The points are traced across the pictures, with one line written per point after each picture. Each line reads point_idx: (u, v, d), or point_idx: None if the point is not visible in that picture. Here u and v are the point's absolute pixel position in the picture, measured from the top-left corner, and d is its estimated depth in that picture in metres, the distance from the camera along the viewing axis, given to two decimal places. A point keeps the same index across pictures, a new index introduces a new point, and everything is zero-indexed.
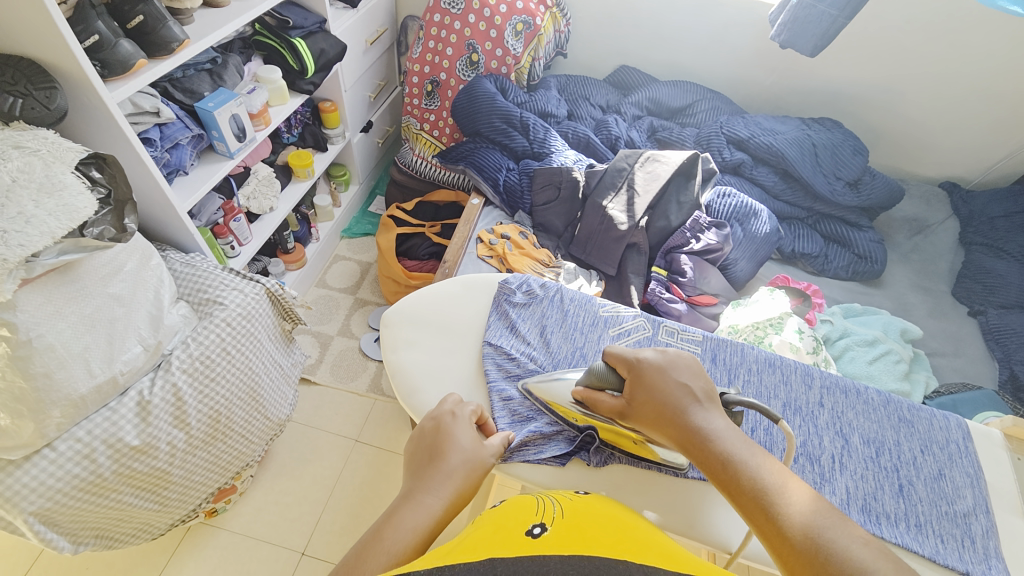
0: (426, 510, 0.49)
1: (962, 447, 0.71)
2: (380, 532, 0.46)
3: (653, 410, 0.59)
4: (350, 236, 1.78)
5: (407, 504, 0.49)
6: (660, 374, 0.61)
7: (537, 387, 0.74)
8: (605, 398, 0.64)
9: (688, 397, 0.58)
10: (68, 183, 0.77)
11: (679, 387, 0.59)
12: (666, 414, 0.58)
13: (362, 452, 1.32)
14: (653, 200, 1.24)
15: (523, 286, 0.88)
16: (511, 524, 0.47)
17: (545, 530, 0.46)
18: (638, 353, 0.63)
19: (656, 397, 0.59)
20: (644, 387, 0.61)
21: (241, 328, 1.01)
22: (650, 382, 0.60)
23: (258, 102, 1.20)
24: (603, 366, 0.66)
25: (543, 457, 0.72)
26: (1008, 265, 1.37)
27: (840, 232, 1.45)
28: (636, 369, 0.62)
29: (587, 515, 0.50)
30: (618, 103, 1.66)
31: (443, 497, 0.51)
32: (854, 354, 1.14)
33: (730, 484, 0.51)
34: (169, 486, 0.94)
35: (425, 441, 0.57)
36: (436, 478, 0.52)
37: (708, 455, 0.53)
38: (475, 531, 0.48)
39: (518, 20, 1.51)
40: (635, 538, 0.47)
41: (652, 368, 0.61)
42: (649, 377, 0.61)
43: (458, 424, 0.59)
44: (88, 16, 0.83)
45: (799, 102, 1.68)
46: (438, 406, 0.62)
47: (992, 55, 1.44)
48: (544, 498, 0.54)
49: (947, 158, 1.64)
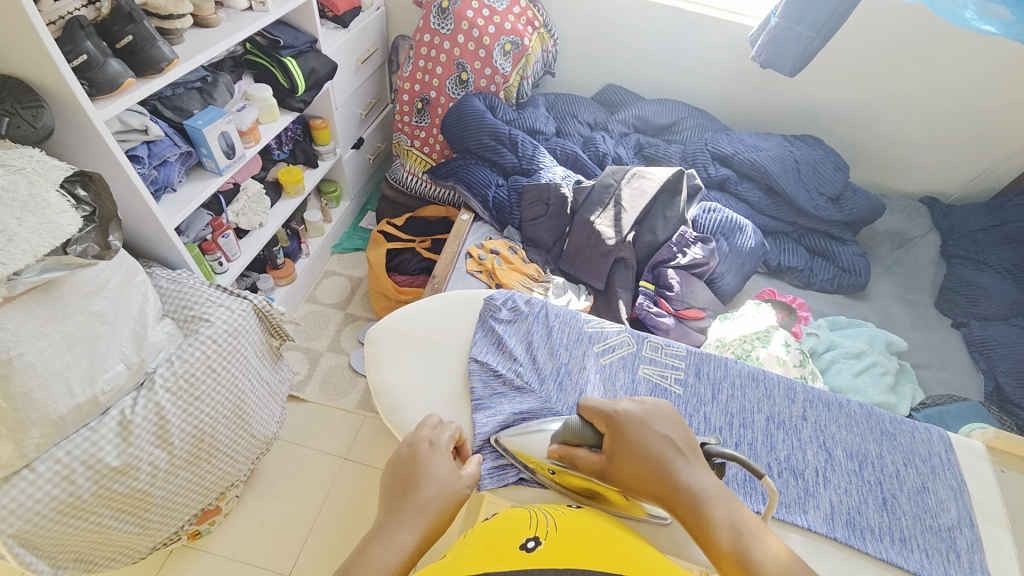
0: (396, 547, 0.48)
1: (945, 460, 0.71)
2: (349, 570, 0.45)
3: (636, 467, 0.57)
4: (340, 251, 1.78)
5: (377, 541, 0.48)
6: (639, 427, 0.60)
7: (513, 443, 0.70)
8: (585, 454, 0.62)
9: (673, 451, 0.57)
10: (51, 202, 0.77)
11: (662, 440, 0.58)
12: (650, 470, 0.56)
13: (351, 470, 1.30)
14: (640, 215, 1.26)
15: (508, 302, 0.88)
16: (504, 539, 0.47)
17: (540, 544, 0.46)
18: (616, 406, 0.63)
19: (639, 454, 0.58)
20: (625, 441, 0.59)
21: (227, 344, 1.00)
22: (630, 435, 0.59)
23: (248, 120, 1.21)
24: (579, 421, 0.65)
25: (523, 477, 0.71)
26: (988, 277, 1.40)
27: (824, 246, 1.48)
28: (615, 422, 0.61)
29: (580, 529, 0.50)
30: (605, 120, 1.69)
31: (415, 533, 0.50)
32: (840, 367, 1.16)
33: (716, 548, 0.50)
34: (151, 507, 0.92)
35: (400, 471, 0.56)
36: (408, 513, 0.51)
37: (694, 517, 0.52)
38: (467, 546, 0.47)
39: (506, 41, 1.55)
40: (626, 553, 0.46)
41: (631, 421, 0.61)
42: (629, 432, 0.60)
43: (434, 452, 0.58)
44: (76, 36, 0.83)
45: (781, 120, 1.73)
46: (417, 432, 0.61)
47: (964, 75, 1.49)
48: (537, 511, 0.54)
49: (926, 173, 1.69)
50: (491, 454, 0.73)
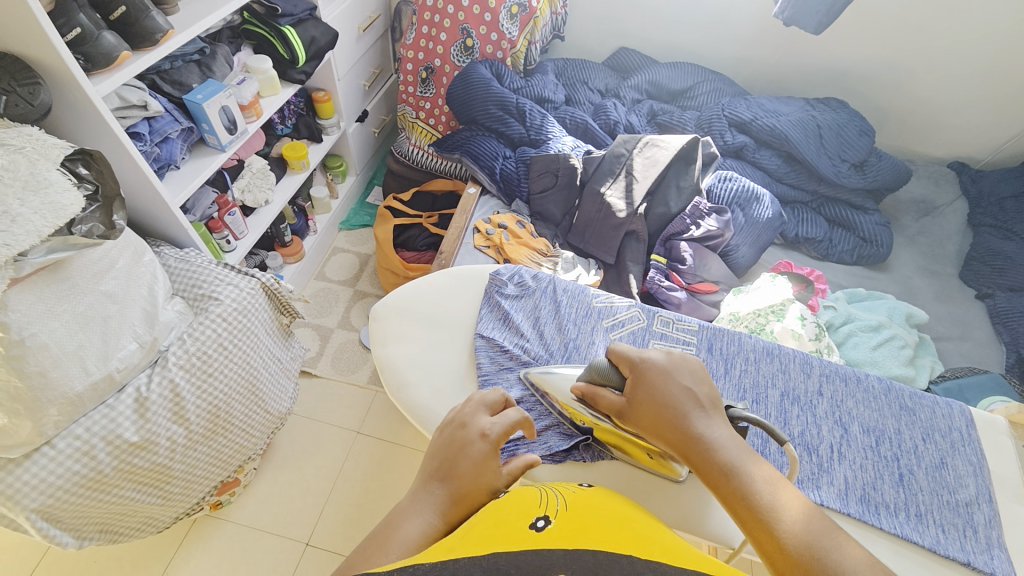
0: (423, 526, 0.49)
1: (966, 435, 0.69)
2: (379, 540, 0.47)
3: (653, 415, 0.58)
4: (348, 227, 1.77)
5: (405, 517, 0.50)
6: (663, 377, 0.60)
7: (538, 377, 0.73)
8: (607, 394, 0.63)
9: (692, 402, 0.57)
10: (53, 181, 0.76)
11: (682, 390, 0.58)
12: (667, 416, 0.56)
13: (364, 443, 1.32)
14: (652, 186, 1.21)
15: (515, 277, 0.87)
16: (513, 518, 0.47)
17: (549, 523, 0.45)
18: (643, 353, 0.62)
19: (656, 400, 0.58)
20: (646, 388, 0.60)
21: (237, 323, 1.00)
22: (652, 383, 0.60)
23: (249, 93, 1.18)
24: (607, 363, 0.65)
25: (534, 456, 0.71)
26: (1018, 246, 1.34)
27: (844, 216, 1.42)
28: (637, 370, 0.61)
29: (589, 508, 0.50)
30: (616, 86, 1.63)
31: (442, 515, 0.51)
32: (858, 340, 1.13)
33: (726, 492, 0.50)
34: (171, 480, 0.95)
35: (443, 452, 0.57)
36: (436, 495, 0.53)
37: (705, 466, 0.52)
38: (476, 524, 0.47)
39: (513, 3, 1.47)
40: (638, 532, 0.46)
41: (656, 370, 0.60)
42: (650, 380, 0.60)
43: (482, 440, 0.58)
44: (70, 9, 0.80)
45: (803, 82, 1.64)
46: (471, 413, 0.61)
47: (1007, 28, 1.38)
48: (546, 490, 0.54)
49: (957, 137, 1.60)
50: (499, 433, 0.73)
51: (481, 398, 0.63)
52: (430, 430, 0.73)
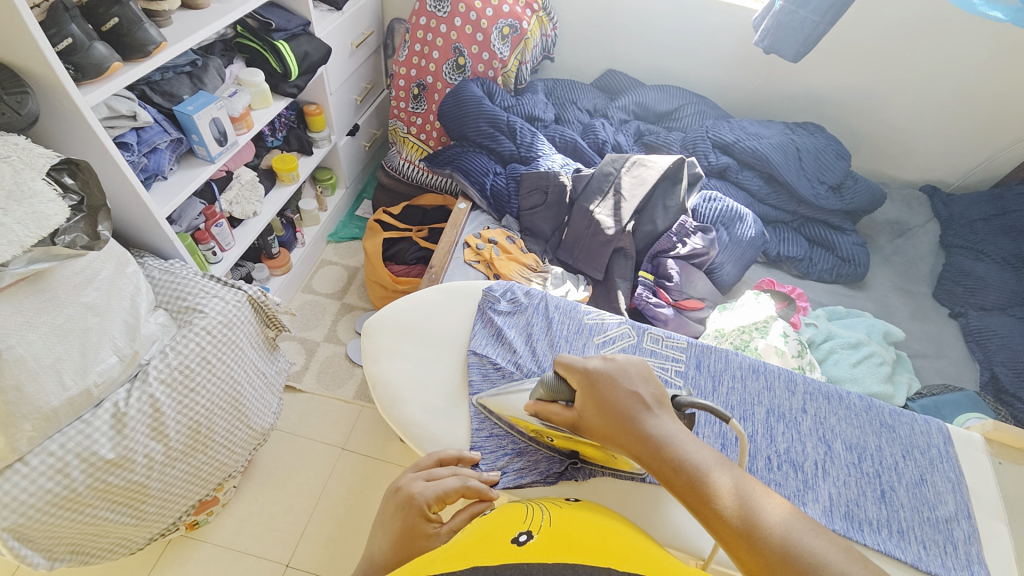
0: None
1: (943, 452, 0.71)
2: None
3: (605, 421, 0.58)
4: (337, 240, 1.76)
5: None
6: (611, 384, 0.60)
7: (492, 401, 0.73)
8: (557, 408, 0.64)
9: (641, 404, 0.57)
10: (37, 191, 0.75)
11: (629, 394, 0.58)
12: (619, 422, 0.57)
13: (349, 460, 1.30)
14: (640, 205, 1.24)
15: (508, 293, 0.87)
16: (498, 534, 0.47)
17: (531, 537, 0.46)
18: (587, 361, 0.63)
19: (608, 405, 0.59)
20: (596, 397, 0.60)
21: (221, 336, 0.98)
22: (600, 392, 0.60)
23: (240, 105, 1.18)
24: (555, 376, 0.66)
25: (525, 481, 0.70)
26: (987, 267, 1.40)
27: (823, 236, 1.47)
28: (585, 378, 0.62)
29: (575, 523, 0.50)
30: (605, 106, 1.67)
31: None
32: (838, 357, 1.16)
33: (678, 486, 0.50)
34: (147, 499, 0.91)
35: (384, 530, 0.58)
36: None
37: (660, 465, 0.52)
38: (462, 539, 0.48)
39: (505, 24, 1.51)
40: (619, 546, 0.46)
41: (602, 377, 0.61)
42: (599, 388, 0.60)
43: (415, 509, 0.58)
44: (62, 19, 0.81)
45: (782, 107, 1.70)
46: (408, 481, 0.62)
47: (972, 60, 1.46)
48: (533, 506, 0.54)
49: (928, 162, 1.67)
50: (490, 452, 0.73)
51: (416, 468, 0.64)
52: (423, 447, 0.73)
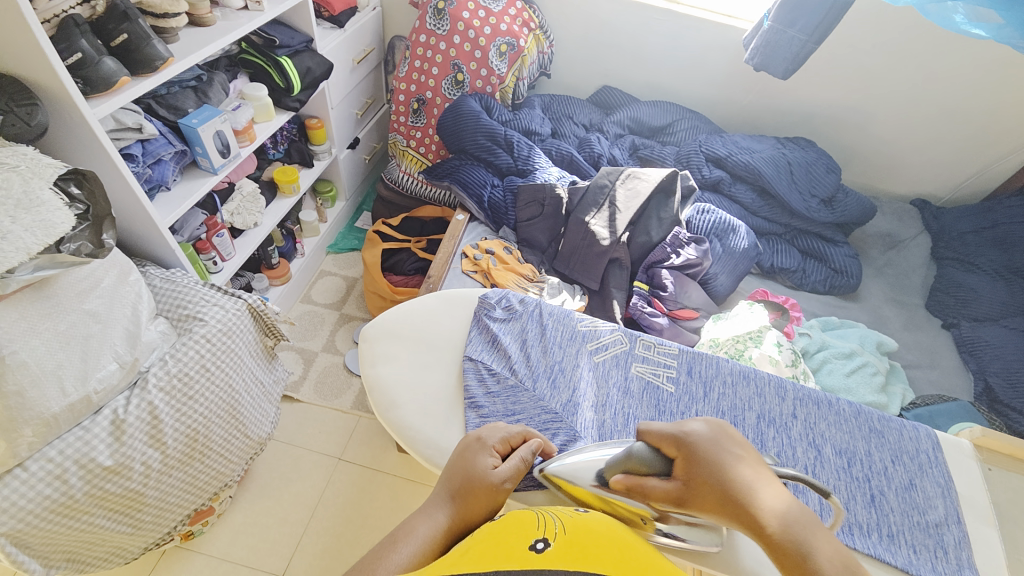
0: (431, 525, 0.56)
1: (932, 457, 0.72)
2: (394, 536, 0.55)
3: (709, 490, 0.54)
4: (337, 251, 1.78)
5: (414, 522, 0.57)
6: (710, 448, 0.56)
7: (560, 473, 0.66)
8: (655, 484, 0.57)
9: (752, 471, 0.54)
10: (45, 200, 0.77)
11: (733, 459, 0.55)
12: (722, 492, 0.53)
13: (345, 470, 1.30)
14: (634, 217, 1.26)
15: (503, 301, 0.89)
16: (513, 539, 0.48)
17: (548, 545, 0.47)
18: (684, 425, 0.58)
19: (710, 473, 0.54)
20: (695, 462, 0.56)
21: (221, 344, 0.99)
22: (700, 458, 0.56)
23: (243, 119, 1.21)
24: (648, 447, 0.60)
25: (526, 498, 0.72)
26: (979, 278, 1.42)
27: (816, 248, 1.49)
28: (681, 441, 0.58)
29: (589, 533, 0.51)
30: (600, 121, 1.70)
31: (447, 510, 0.58)
32: (832, 366, 1.17)
33: (801, 565, 0.47)
34: (143, 507, 0.91)
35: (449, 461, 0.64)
36: (441, 496, 0.60)
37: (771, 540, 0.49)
38: (475, 544, 0.49)
39: (502, 42, 1.55)
40: (634, 561, 0.47)
41: (705, 443, 0.56)
42: (701, 454, 0.56)
43: (478, 444, 0.64)
44: (71, 34, 0.84)
45: (774, 122, 1.74)
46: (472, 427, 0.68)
47: (958, 78, 1.50)
48: (543, 513, 0.54)
49: (917, 177, 1.71)
50: None
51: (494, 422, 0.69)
52: (416, 451, 0.73)
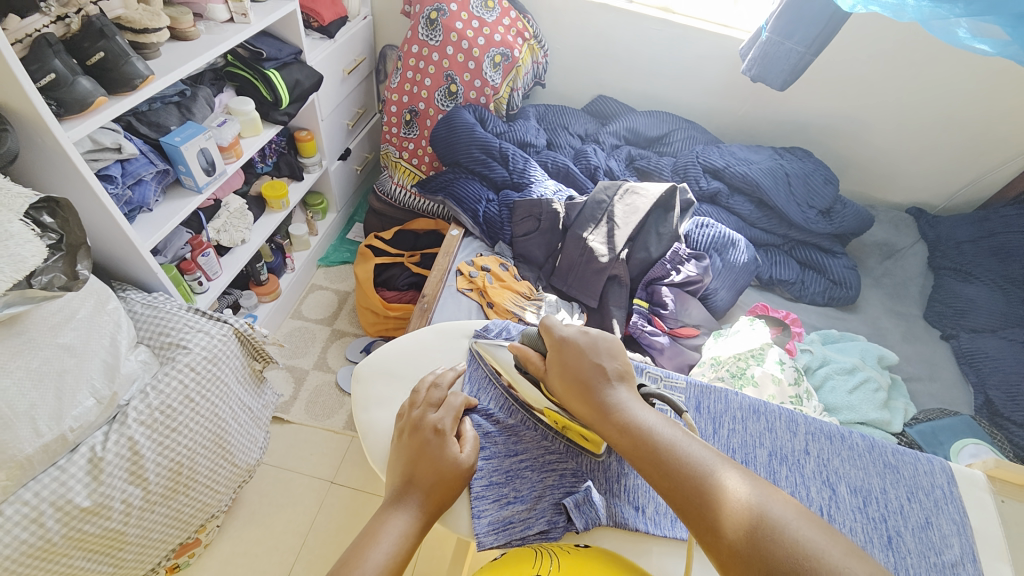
0: (407, 523, 0.56)
1: (948, 493, 0.69)
2: (364, 542, 0.54)
3: (570, 390, 0.63)
4: (327, 264, 1.74)
5: (385, 524, 0.56)
6: (577, 354, 0.65)
7: (484, 346, 0.75)
8: (538, 360, 0.68)
9: (597, 373, 0.63)
10: (14, 232, 0.72)
11: (593, 366, 0.63)
12: (579, 390, 0.62)
13: (337, 495, 1.25)
14: (633, 232, 1.24)
15: (502, 333, 0.82)
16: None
17: None
18: (562, 332, 0.67)
19: (573, 373, 0.63)
20: (561, 361, 0.65)
21: (205, 372, 0.95)
22: (566, 360, 0.65)
23: (229, 134, 1.16)
24: (536, 334, 0.71)
25: (531, 534, 0.62)
26: (977, 288, 1.41)
27: (815, 259, 1.48)
28: (558, 341, 0.67)
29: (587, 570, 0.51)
30: (596, 132, 1.68)
31: (417, 508, 0.58)
32: (835, 383, 1.15)
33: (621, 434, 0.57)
34: (125, 546, 0.87)
35: (404, 460, 0.61)
36: (412, 494, 0.58)
37: (619, 426, 0.58)
38: None
39: (496, 52, 1.52)
40: None
41: (571, 348, 0.65)
42: (567, 355, 0.65)
43: (440, 438, 0.62)
44: (44, 55, 0.79)
45: (770, 131, 1.74)
46: (423, 414, 0.65)
47: (956, 87, 1.49)
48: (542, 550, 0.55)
49: (912, 185, 1.72)
50: (487, 500, 0.64)
51: (429, 398, 0.67)
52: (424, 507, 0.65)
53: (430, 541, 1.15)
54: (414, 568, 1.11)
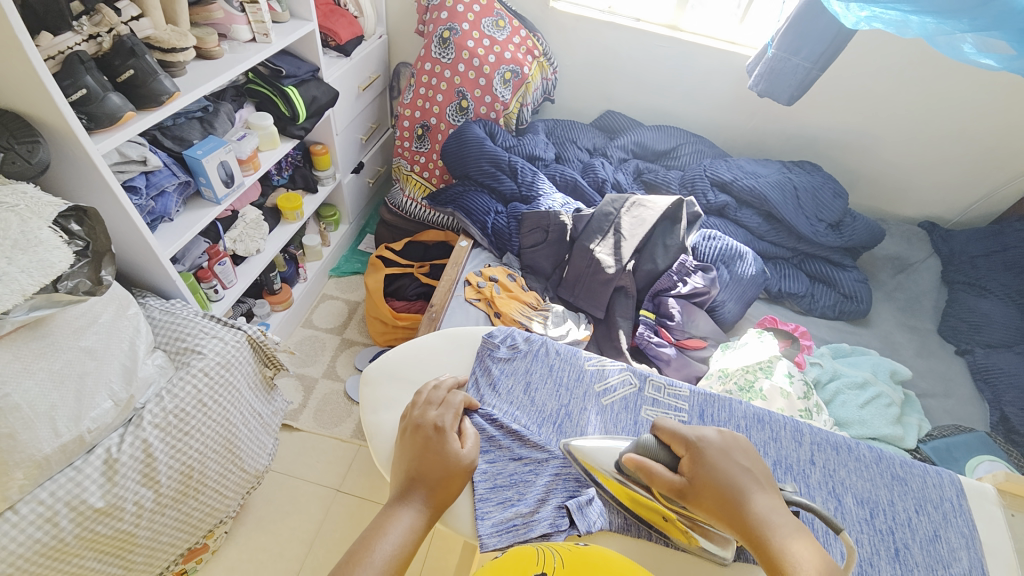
0: (413, 518, 0.57)
1: (957, 506, 0.68)
2: (371, 537, 0.55)
3: (723, 507, 0.55)
4: (339, 274, 1.77)
5: (390, 519, 0.56)
6: (722, 457, 0.58)
7: (584, 450, 0.66)
8: (671, 475, 0.57)
9: (752, 485, 0.56)
10: (43, 239, 0.76)
11: (743, 475, 0.57)
12: (728, 502, 0.55)
13: (343, 503, 1.26)
14: (640, 244, 1.24)
15: (507, 339, 0.83)
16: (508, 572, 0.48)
17: None
18: (698, 431, 0.60)
19: (724, 486, 0.56)
20: (710, 472, 0.57)
21: (219, 377, 0.98)
22: (713, 465, 0.57)
23: (248, 148, 1.21)
24: (653, 440, 0.61)
25: (533, 536, 0.62)
26: (992, 303, 1.39)
27: (825, 273, 1.47)
28: (695, 447, 0.59)
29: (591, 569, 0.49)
30: (604, 146, 1.70)
31: (423, 502, 0.58)
32: (846, 398, 1.14)
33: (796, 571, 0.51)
34: (135, 548, 0.88)
35: (406, 457, 0.62)
36: (416, 490, 0.59)
37: (769, 550, 0.52)
38: None
39: (506, 69, 1.56)
40: None
41: (714, 450, 0.59)
42: (711, 460, 0.58)
43: (441, 435, 0.63)
44: (76, 71, 0.83)
45: (777, 145, 1.74)
46: (423, 413, 0.66)
47: (966, 101, 1.49)
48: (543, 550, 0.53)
49: (924, 198, 1.70)
50: (491, 502, 0.65)
51: (429, 397, 0.68)
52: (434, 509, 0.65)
53: (437, 541, 1.15)
54: (419, 573, 1.11)
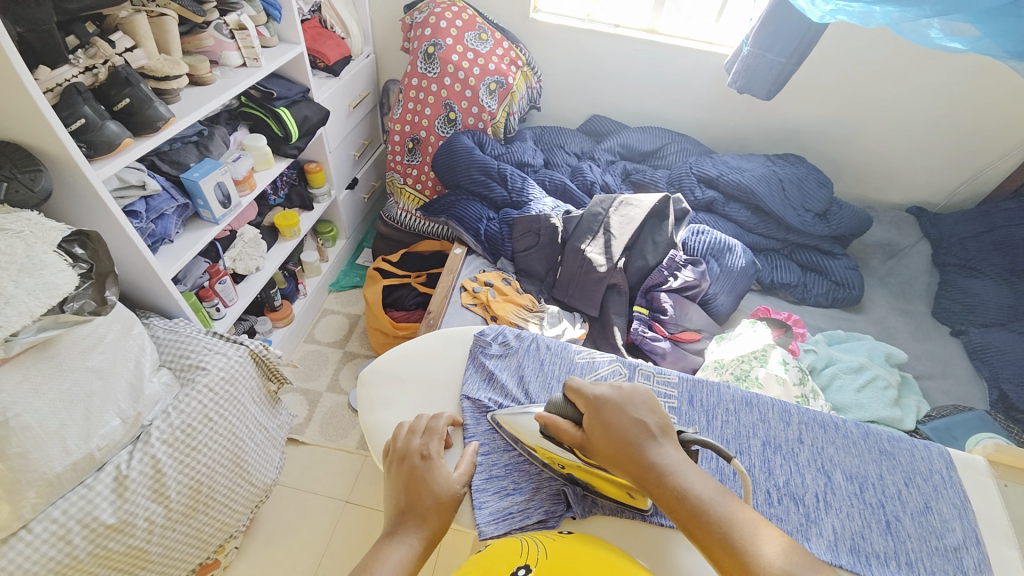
0: (405, 550, 0.55)
1: (946, 477, 0.69)
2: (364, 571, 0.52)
3: (614, 452, 0.60)
4: (338, 289, 1.80)
5: (383, 552, 0.55)
6: (618, 412, 0.62)
7: (507, 418, 0.71)
8: (572, 429, 0.64)
9: (642, 432, 0.60)
10: (48, 263, 0.78)
11: (636, 423, 0.61)
12: (624, 450, 0.59)
13: (352, 513, 1.27)
14: (630, 241, 1.27)
15: (499, 336, 0.85)
16: (496, 567, 0.49)
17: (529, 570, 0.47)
18: (596, 388, 0.65)
19: (616, 434, 0.60)
20: (602, 423, 0.62)
21: (224, 392, 1.00)
22: (608, 419, 0.62)
23: (243, 168, 1.25)
24: (563, 398, 0.68)
25: (530, 524, 0.65)
26: (983, 283, 1.41)
27: (816, 261, 1.49)
28: (594, 400, 0.64)
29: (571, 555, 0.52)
30: (592, 149, 1.74)
31: (416, 533, 0.58)
32: (842, 383, 1.15)
33: (673, 502, 0.55)
34: (147, 565, 0.90)
35: (397, 489, 0.62)
36: (407, 521, 0.59)
37: (667, 489, 0.56)
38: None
39: (491, 80, 1.61)
40: None
41: (611, 406, 0.63)
42: (606, 413, 0.62)
43: (428, 463, 0.65)
44: (74, 101, 0.86)
45: (761, 140, 1.78)
46: (407, 443, 0.67)
47: (941, 87, 1.52)
48: (527, 539, 0.56)
49: (909, 184, 1.73)
50: (487, 493, 0.68)
51: (412, 428, 0.70)
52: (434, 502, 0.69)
53: (447, 545, 1.16)
54: None
